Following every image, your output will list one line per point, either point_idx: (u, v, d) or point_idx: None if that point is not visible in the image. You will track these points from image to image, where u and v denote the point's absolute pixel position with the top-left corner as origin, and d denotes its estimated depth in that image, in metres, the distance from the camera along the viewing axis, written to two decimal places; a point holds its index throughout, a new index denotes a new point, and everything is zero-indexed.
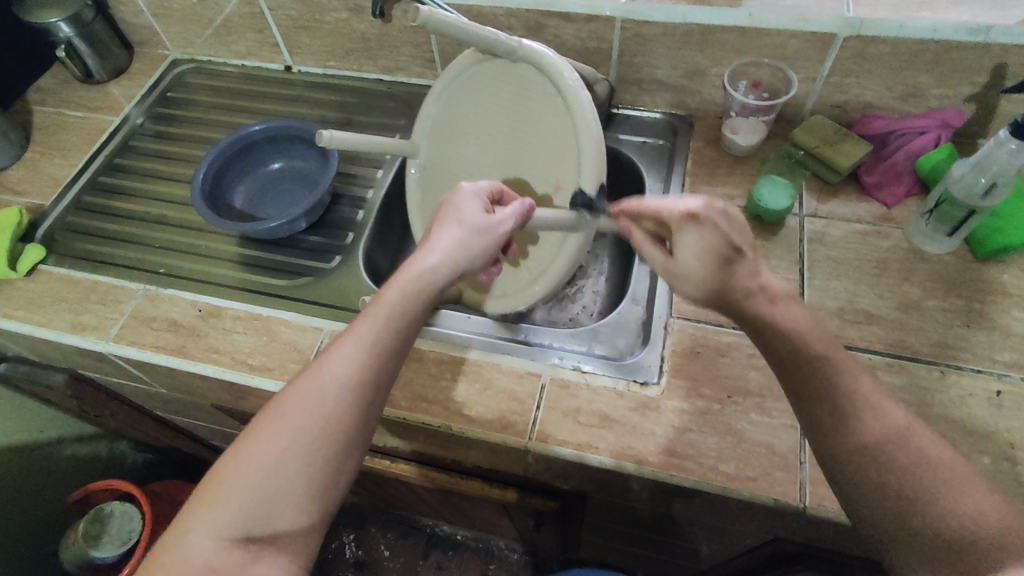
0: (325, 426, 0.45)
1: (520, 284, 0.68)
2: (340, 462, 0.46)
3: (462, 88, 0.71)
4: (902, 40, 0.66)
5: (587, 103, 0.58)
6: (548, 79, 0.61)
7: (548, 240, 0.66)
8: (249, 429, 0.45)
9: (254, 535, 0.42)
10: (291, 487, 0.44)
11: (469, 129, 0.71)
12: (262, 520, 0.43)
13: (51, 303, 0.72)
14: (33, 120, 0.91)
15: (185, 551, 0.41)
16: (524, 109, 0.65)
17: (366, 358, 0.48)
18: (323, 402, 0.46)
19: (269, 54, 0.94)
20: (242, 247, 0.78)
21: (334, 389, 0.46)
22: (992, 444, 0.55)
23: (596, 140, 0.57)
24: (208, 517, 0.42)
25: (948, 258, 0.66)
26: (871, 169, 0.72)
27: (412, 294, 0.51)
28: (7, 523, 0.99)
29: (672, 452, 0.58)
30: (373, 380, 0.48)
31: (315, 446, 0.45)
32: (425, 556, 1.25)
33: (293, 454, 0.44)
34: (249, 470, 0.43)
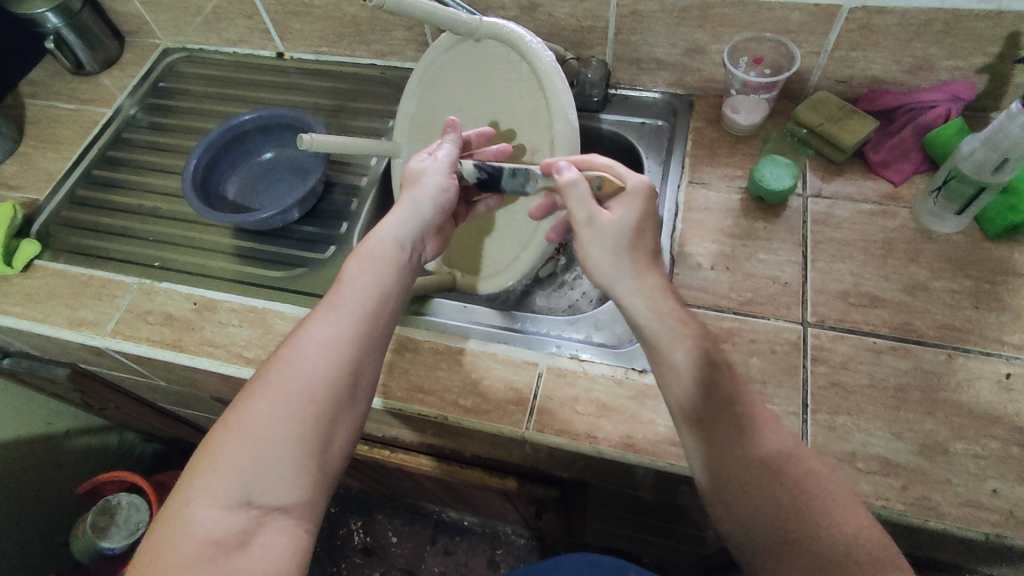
0: (312, 387, 0.45)
1: (512, 258, 0.67)
2: (331, 419, 0.45)
3: (438, 77, 0.70)
4: (911, 10, 0.63)
5: (564, 84, 0.57)
6: (525, 61, 0.60)
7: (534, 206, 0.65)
8: (236, 403, 0.45)
9: (255, 501, 0.42)
10: (283, 448, 0.43)
11: (443, 119, 0.70)
12: (259, 484, 0.42)
13: (47, 298, 0.72)
14: (26, 114, 0.90)
15: (187, 525, 0.41)
16: (501, 93, 0.64)
17: (345, 317, 0.48)
18: (305, 363, 0.46)
19: (260, 41, 0.93)
20: (236, 238, 0.78)
21: (314, 351, 0.46)
22: (1000, 429, 0.54)
23: (570, 122, 0.57)
24: (206, 488, 0.42)
25: (957, 237, 0.64)
26: (878, 147, 0.70)
27: (381, 256, 0.52)
28: (19, 513, 1.00)
29: (672, 441, 0.57)
30: (356, 338, 0.48)
31: (303, 404, 0.45)
32: (432, 541, 1.26)
33: (282, 416, 0.44)
34: (240, 437, 0.43)
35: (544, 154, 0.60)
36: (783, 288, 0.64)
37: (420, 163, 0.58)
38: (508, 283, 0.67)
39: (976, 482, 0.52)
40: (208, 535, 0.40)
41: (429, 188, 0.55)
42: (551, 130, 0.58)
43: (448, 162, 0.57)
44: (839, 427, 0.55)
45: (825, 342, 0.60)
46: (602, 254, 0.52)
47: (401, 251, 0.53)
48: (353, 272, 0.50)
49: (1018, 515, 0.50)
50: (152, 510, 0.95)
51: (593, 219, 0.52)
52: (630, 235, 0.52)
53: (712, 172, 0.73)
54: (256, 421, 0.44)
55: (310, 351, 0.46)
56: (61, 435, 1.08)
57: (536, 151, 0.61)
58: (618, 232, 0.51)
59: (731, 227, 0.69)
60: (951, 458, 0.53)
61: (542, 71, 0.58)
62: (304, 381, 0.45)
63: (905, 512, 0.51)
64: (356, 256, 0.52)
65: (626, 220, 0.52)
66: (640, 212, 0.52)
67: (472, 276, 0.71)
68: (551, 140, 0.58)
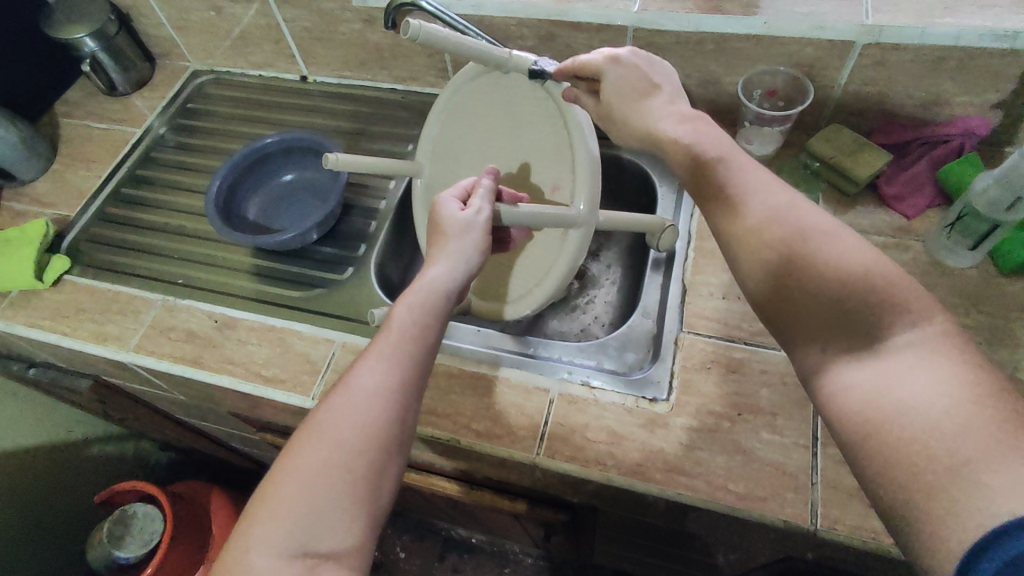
0: (363, 435, 0.46)
1: (531, 288, 0.68)
2: (381, 467, 0.46)
3: (460, 103, 0.71)
4: (924, 47, 0.64)
5: (589, 129, 0.59)
6: (551, 101, 0.62)
7: (550, 238, 0.66)
8: (290, 451, 0.46)
9: (311, 550, 0.43)
10: (337, 496, 0.44)
11: (466, 147, 0.72)
12: (315, 534, 0.43)
13: (75, 313, 0.74)
14: (60, 133, 0.93)
15: (246, 573, 0.42)
16: (524, 127, 0.66)
17: (392, 366, 0.49)
18: (356, 413, 0.47)
19: (285, 65, 0.96)
20: (257, 258, 0.80)
21: (364, 400, 0.47)
22: None
23: (592, 164, 0.59)
24: (262, 535, 0.43)
25: (971, 271, 0.64)
26: (891, 180, 0.70)
27: (424, 305, 0.52)
28: (38, 520, 1.02)
29: (681, 470, 0.57)
30: (403, 386, 0.48)
31: (354, 453, 0.45)
32: (441, 558, 1.27)
33: (335, 466, 0.45)
34: (295, 485, 0.44)
35: (566, 191, 0.62)
36: None
37: (456, 212, 0.57)
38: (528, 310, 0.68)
39: None
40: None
41: (470, 245, 0.56)
42: (574, 171, 0.61)
43: (489, 215, 0.57)
44: None
45: None
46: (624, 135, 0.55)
47: (446, 299, 0.53)
48: (398, 322, 0.51)
49: None
50: (165, 520, 0.96)
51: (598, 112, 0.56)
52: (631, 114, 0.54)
53: None
54: (310, 470, 0.45)
55: (360, 399, 0.47)
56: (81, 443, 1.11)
57: (558, 189, 0.63)
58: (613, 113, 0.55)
59: None
60: None
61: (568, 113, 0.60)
62: (356, 429, 0.46)
63: None
64: (403, 302, 0.52)
65: (613, 86, 0.54)
66: (616, 67, 0.55)
67: (493, 303, 0.72)
68: (573, 179, 0.61)
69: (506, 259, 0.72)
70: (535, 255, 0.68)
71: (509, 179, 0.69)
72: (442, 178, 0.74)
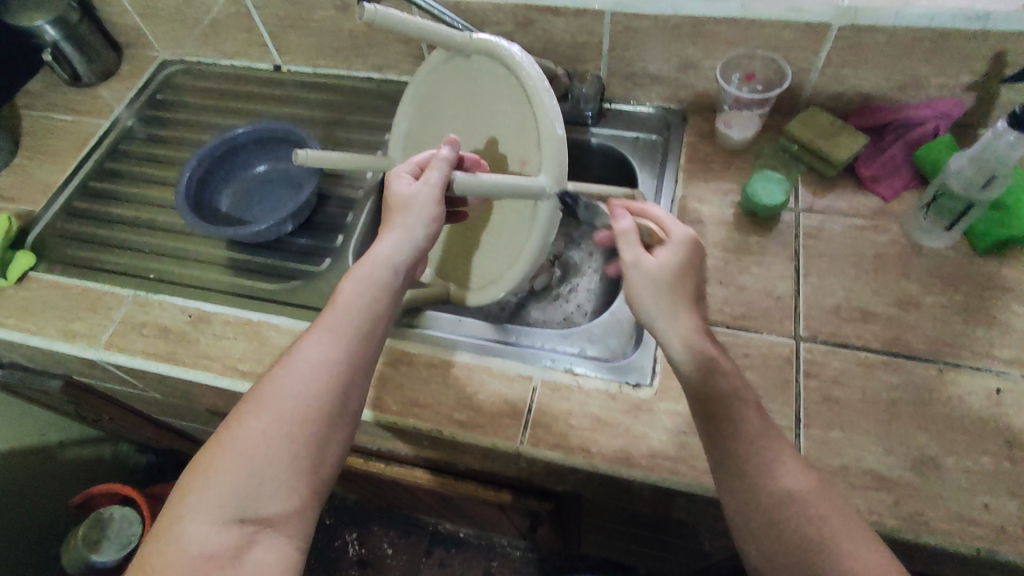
0: (304, 407, 0.46)
1: (499, 271, 0.65)
2: (322, 440, 0.46)
3: (435, 94, 0.70)
4: (899, 29, 0.64)
5: (548, 97, 0.56)
6: (512, 74, 0.59)
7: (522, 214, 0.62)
8: (231, 421, 0.46)
9: (248, 516, 0.42)
10: (275, 465, 0.44)
11: (440, 136, 0.70)
12: (253, 501, 0.43)
13: (42, 310, 0.72)
14: (22, 125, 0.90)
15: (180, 540, 0.41)
16: (491, 107, 0.63)
17: (336, 341, 0.49)
18: (298, 383, 0.47)
19: (258, 54, 0.93)
20: (230, 251, 0.78)
21: (310, 372, 0.47)
22: (991, 444, 0.54)
23: (555, 128, 0.55)
24: (201, 503, 0.42)
25: (947, 252, 0.65)
26: (869, 163, 0.70)
27: (369, 281, 0.52)
28: (12, 525, 1.00)
29: (665, 455, 0.57)
30: (346, 359, 0.49)
31: (294, 422, 0.45)
32: (427, 553, 1.26)
33: (273, 435, 0.45)
34: (235, 453, 0.44)
35: (533, 168, 0.58)
36: (777, 302, 0.64)
37: (407, 188, 0.56)
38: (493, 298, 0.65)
39: (967, 497, 0.52)
40: (203, 550, 0.40)
41: (421, 219, 0.55)
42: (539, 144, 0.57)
43: (438, 187, 0.55)
44: (831, 442, 0.56)
45: (817, 356, 0.61)
46: (644, 297, 0.51)
47: (395, 276, 0.53)
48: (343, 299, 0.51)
49: (1009, 530, 0.51)
50: (145, 523, 0.95)
51: (637, 262, 0.52)
52: (676, 278, 0.52)
53: (705, 187, 0.74)
54: (253, 438, 0.44)
55: (305, 370, 0.47)
56: (54, 446, 1.08)
57: (526, 163, 0.59)
58: (663, 274, 0.52)
59: (725, 242, 0.69)
60: (943, 473, 0.53)
61: (527, 84, 0.57)
62: (301, 400, 0.46)
63: (897, 528, 0.51)
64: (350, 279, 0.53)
65: (671, 260, 0.52)
66: (685, 258, 0.53)
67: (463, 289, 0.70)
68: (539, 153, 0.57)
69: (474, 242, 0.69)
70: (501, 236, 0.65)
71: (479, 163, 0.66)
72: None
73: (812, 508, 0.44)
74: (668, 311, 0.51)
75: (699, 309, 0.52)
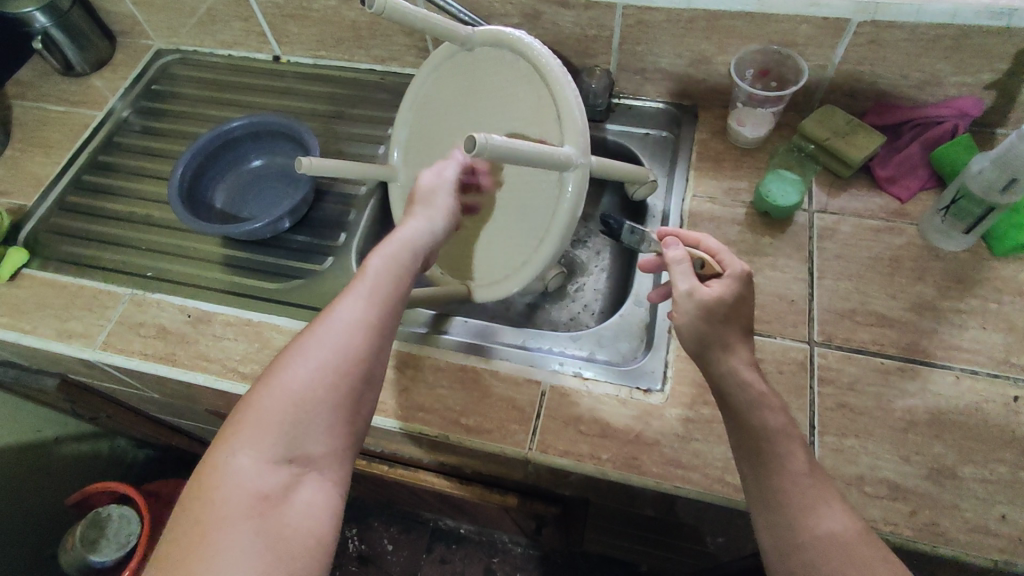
0: (351, 355, 0.44)
1: (507, 266, 0.60)
2: (366, 389, 0.45)
3: (432, 97, 0.68)
4: (920, 25, 0.62)
5: (565, 74, 0.53)
6: (520, 58, 0.57)
7: (539, 193, 0.56)
8: (275, 364, 0.44)
9: (297, 458, 0.41)
10: (323, 410, 0.42)
11: (441, 137, 0.67)
12: (302, 442, 0.41)
13: (36, 309, 0.70)
14: (13, 116, 0.88)
15: (231, 476, 0.40)
16: (495, 96, 0.60)
17: (381, 294, 0.47)
18: (344, 332, 0.45)
19: (256, 44, 0.91)
20: (229, 248, 0.76)
21: (348, 321, 0.45)
22: (1009, 453, 0.53)
23: (574, 101, 0.52)
24: (246, 446, 0.41)
25: (964, 255, 0.64)
26: (884, 162, 0.69)
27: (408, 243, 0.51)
28: (8, 523, 0.98)
29: (677, 463, 0.56)
30: (389, 314, 0.47)
31: (341, 369, 0.44)
32: (428, 550, 1.25)
33: (321, 379, 0.43)
34: (282, 394, 0.42)
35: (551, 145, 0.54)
36: (790, 306, 0.63)
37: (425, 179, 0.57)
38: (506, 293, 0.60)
39: (984, 507, 0.51)
40: (253, 492, 0.39)
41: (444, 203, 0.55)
42: (557, 118, 0.53)
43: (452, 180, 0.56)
44: (846, 450, 0.55)
45: (832, 362, 0.59)
46: (694, 330, 0.49)
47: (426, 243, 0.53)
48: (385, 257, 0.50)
49: None
50: (144, 522, 0.93)
51: (692, 291, 0.49)
52: (729, 313, 0.50)
53: (716, 186, 0.72)
54: (294, 384, 0.43)
55: (344, 319, 0.45)
56: (50, 442, 1.07)
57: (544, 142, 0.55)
58: (716, 307, 0.49)
59: (737, 243, 0.68)
60: (960, 483, 0.52)
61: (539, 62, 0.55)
62: (343, 348, 0.44)
63: (912, 538, 0.51)
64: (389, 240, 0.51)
65: (727, 293, 0.50)
66: (739, 295, 0.50)
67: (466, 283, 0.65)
68: (558, 128, 0.53)
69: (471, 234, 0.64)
70: (507, 227, 0.60)
71: None
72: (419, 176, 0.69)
73: (831, 521, 0.43)
74: (724, 345, 0.49)
75: (747, 343, 0.50)
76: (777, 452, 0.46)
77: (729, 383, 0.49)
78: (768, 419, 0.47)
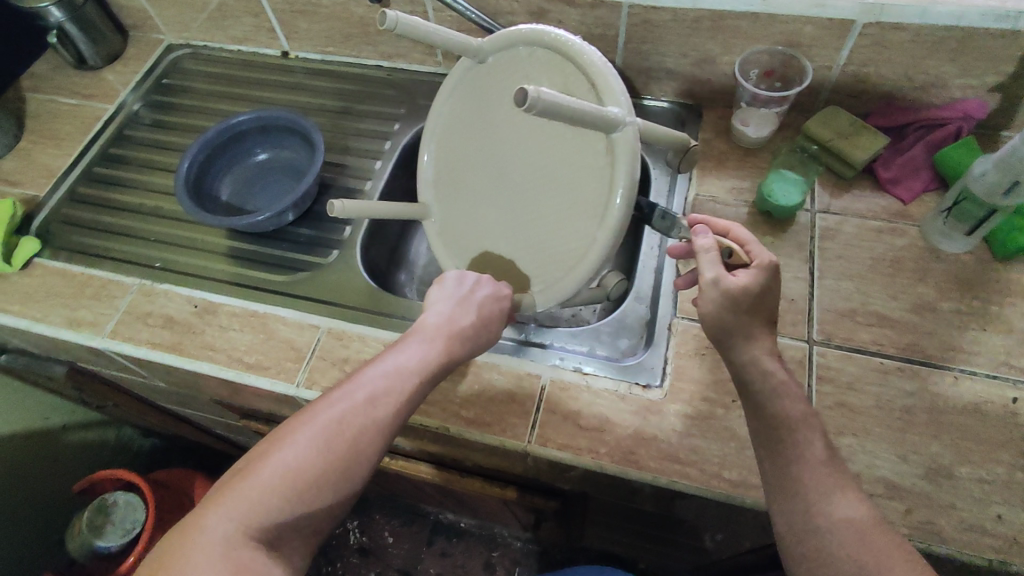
0: (347, 439, 0.45)
1: (567, 261, 0.56)
2: (350, 479, 0.45)
3: (450, 127, 0.69)
4: (925, 27, 0.62)
5: (583, 44, 0.54)
6: (538, 44, 0.58)
7: (592, 176, 0.54)
8: (277, 435, 0.45)
9: (266, 538, 0.41)
10: (304, 492, 0.43)
11: (467, 164, 0.67)
12: (276, 520, 0.42)
13: (47, 298, 0.71)
14: (27, 108, 0.89)
15: (202, 538, 0.40)
16: (520, 95, 0.60)
17: (394, 383, 0.49)
18: (347, 417, 0.46)
19: (266, 39, 0.92)
20: (235, 240, 0.77)
21: (372, 403, 0.47)
22: (1006, 454, 0.54)
23: (604, 64, 0.52)
24: (237, 506, 0.41)
25: (966, 257, 0.64)
26: (888, 164, 0.69)
27: (430, 333, 0.53)
28: (17, 509, 1.00)
29: (675, 458, 0.56)
30: (397, 406, 0.48)
31: (334, 453, 0.44)
32: (429, 542, 1.26)
33: (311, 461, 0.44)
34: (271, 469, 0.43)
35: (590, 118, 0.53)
36: (790, 305, 0.63)
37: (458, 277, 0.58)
38: (572, 289, 0.55)
39: (980, 507, 0.52)
40: (227, 554, 0.39)
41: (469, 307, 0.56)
42: (591, 88, 0.53)
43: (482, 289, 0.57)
44: (843, 448, 0.55)
45: (831, 361, 0.60)
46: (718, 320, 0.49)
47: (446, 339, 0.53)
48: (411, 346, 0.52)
49: (1022, 542, 0.50)
50: (149, 510, 0.94)
51: (718, 280, 0.48)
52: (754, 305, 0.49)
53: (719, 185, 0.72)
54: (301, 458, 0.44)
55: (373, 401, 0.47)
56: (59, 430, 1.08)
57: None
58: (742, 297, 0.48)
59: None
60: (956, 482, 0.53)
61: (557, 41, 0.55)
62: (356, 433, 0.45)
63: (907, 536, 0.51)
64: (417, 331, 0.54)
65: (754, 285, 0.49)
66: (766, 286, 0.49)
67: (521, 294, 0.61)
68: (595, 93, 0.52)
69: (524, 247, 0.61)
70: (562, 218, 0.57)
71: (526, 159, 0.60)
72: (451, 207, 0.68)
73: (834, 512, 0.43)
74: (746, 335, 0.49)
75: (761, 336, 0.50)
76: (796, 441, 0.46)
77: (745, 378, 0.49)
78: (772, 415, 0.47)
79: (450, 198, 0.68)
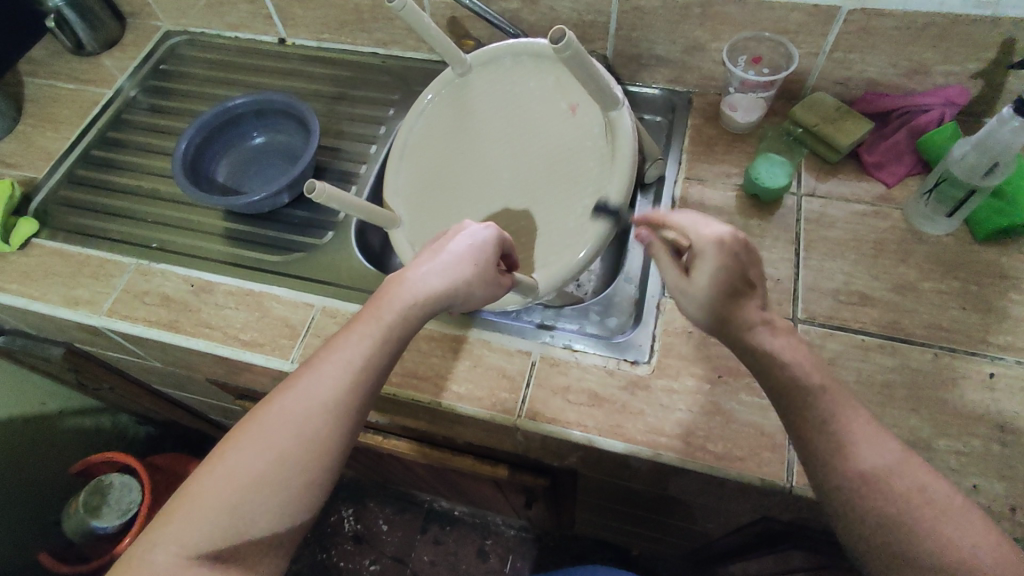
0: (293, 441, 0.45)
1: (569, 231, 0.63)
2: (307, 475, 0.45)
3: (428, 135, 0.75)
4: (908, 14, 0.64)
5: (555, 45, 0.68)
6: (523, 54, 0.71)
7: (595, 153, 0.65)
8: (225, 445, 0.46)
9: (219, 553, 0.42)
10: (255, 502, 0.43)
11: (447, 168, 0.73)
12: (231, 535, 0.43)
13: (45, 277, 0.72)
14: (25, 92, 0.90)
15: (151, 562, 0.41)
16: (508, 100, 0.72)
17: (340, 374, 0.48)
18: (293, 419, 0.46)
19: (262, 26, 0.93)
20: (231, 222, 0.78)
21: (317, 397, 0.47)
22: (982, 427, 0.55)
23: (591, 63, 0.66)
24: (184, 530, 0.42)
25: (947, 239, 0.65)
26: (872, 149, 0.71)
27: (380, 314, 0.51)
28: (13, 492, 1.01)
29: (661, 431, 0.58)
30: (343, 397, 0.47)
31: (282, 458, 0.45)
32: (422, 530, 1.27)
33: (260, 471, 0.44)
34: (219, 483, 0.44)
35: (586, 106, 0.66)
36: (776, 285, 0.65)
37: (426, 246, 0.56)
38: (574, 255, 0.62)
39: (956, 477, 0.53)
40: None
41: (428, 272, 0.52)
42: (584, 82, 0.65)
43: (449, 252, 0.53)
44: None
45: (814, 338, 0.61)
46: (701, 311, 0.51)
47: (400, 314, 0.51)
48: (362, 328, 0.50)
49: (995, 511, 0.51)
50: (143, 489, 0.95)
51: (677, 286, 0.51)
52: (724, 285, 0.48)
53: (709, 168, 0.74)
54: (237, 475, 0.44)
55: (307, 397, 0.47)
56: (55, 416, 1.09)
57: (576, 105, 0.67)
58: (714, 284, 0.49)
59: (727, 225, 0.69)
60: (934, 454, 0.54)
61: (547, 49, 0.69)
62: (301, 431, 0.45)
63: None
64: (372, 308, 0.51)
65: (705, 274, 0.49)
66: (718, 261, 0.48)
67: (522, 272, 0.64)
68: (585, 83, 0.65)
69: (521, 222, 0.67)
70: (562, 192, 0.66)
71: (517, 152, 0.70)
72: (430, 205, 0.71)
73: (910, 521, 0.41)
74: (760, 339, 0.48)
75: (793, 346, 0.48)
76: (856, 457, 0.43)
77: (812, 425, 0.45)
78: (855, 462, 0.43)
79: (433, 198, 0.71)
